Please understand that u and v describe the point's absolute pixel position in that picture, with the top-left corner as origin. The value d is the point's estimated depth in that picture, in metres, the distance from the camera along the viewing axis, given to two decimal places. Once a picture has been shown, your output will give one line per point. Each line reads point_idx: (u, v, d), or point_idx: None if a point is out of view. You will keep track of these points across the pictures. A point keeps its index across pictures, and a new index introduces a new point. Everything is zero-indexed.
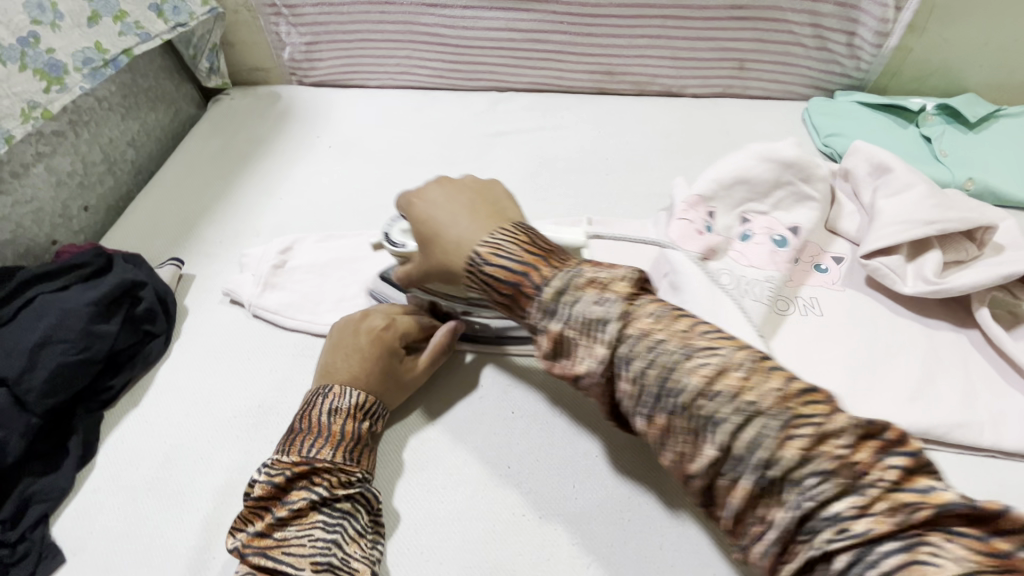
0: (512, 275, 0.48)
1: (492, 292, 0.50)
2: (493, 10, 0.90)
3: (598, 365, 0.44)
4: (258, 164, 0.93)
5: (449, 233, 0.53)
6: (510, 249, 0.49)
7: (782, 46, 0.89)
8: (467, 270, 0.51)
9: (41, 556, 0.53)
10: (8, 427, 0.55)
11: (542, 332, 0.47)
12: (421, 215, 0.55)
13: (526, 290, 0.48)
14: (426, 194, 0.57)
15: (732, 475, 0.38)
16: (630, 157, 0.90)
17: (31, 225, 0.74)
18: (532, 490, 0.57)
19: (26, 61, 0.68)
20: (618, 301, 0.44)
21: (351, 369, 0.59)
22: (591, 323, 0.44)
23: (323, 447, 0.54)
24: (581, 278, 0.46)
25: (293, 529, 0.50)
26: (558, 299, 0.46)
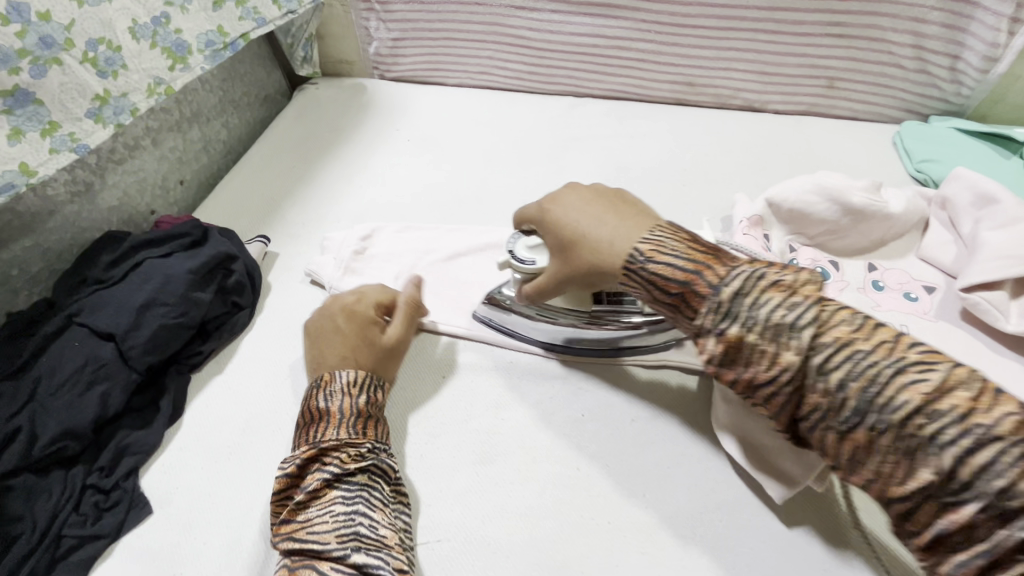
0: (682, 275, 0.46)
1: (656, 294, 0.48)
2: (582, 16, 0.91)
3: (777, 374, 0.41)
4: (342, 152, 0.96)
5: (594, 233, 0.53)
6: (676, 248, 0.48)
7: (878, 66, 0.86)
8: (625, 269, 0.50)
9: (131, 505, 0.56)
10: (111, 380, 0.58)
11: (709, 337, 0.43)
12: (557, 219, 0.57)
13: (699, 290, 0.45)
14: (560, 201, 0.59)
15: (881, 459, 0.37)
16: (709, 168, 0.89)
17: (136, 194, 0.79)
18: (600, 494, 0.57)
19: (156, 40, 0.73)
20: (809, 305, 0.41)
21: (337, 350, 0.61)
22: (777, 326, 0.40)
23: (326, 430, 0.55)
24: (765, 281, 0.43)
25: (315, 508, 0.51)
26: (737, 298, 0.42)
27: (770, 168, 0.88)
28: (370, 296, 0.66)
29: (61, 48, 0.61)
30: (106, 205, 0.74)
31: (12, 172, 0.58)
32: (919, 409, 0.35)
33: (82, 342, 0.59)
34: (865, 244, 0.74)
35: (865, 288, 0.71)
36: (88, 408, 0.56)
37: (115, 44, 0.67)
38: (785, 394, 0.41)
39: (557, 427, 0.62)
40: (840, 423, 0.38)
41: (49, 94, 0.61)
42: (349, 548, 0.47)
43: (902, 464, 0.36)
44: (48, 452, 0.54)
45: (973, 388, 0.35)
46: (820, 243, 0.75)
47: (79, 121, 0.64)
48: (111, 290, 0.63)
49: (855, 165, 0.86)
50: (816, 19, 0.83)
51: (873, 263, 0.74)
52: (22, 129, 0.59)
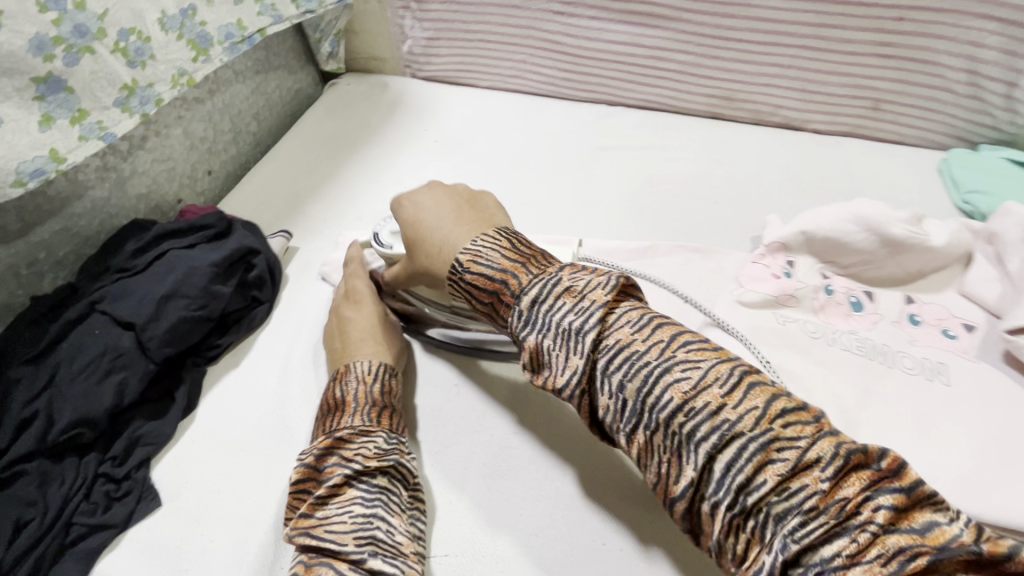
0: (491, 285, 0.50)
1: (474, 301, 0.52)
2: (621, 24, 0.89)
3: (569, 376, 0.44)
4: (368, 150, 0.96)
5: (433, 236, 0.56)
6: (490, 255, 0.51)
7: (928, 90, 0.83)
8: (450, 278, 0.53)
9: (141, 496, 0.56)
10: (128, 369, 0.59)
11: (520, 344, 0.47)
12: (410, 218, 0.59)
13: (504, 299, 0.49)
14: (416, 198, 0.59)
15: (742, 536, 0.36)
16: (742, 186, 0.86)
17: (164, 182, 0.79)
18: (618, 521, 0.53)
19: (183, 31, 0.72)
20: (594, 308, 0.44)
21: (359, 345, 0.62)
22: (571, 334, 0.44)
23: (342, 419, 0.55)
24: (560, 286, 0.46)
25: (334, 506, 0.49)
26: (534, 306, 0.46)
27: (806, 191, 0.84)
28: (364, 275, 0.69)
29: (95, 37, 0.62)
30: (135, 192, 0.75)
31: (43, 158, 0.59)
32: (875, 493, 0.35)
33: (103, 331, 0.59)
34: (901, 274, 0.71)
35: (900, 321, 0.68)
36: (105, 397, 0.56)
37: (145, 34, 0.67)
38: (649, 445, 0.40)
39: (518, 457, 0.59)
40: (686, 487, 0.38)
41: (82, 83, 0.61)
42: (367, 551, 0.46)
43: (757, 545, 0.36)
44: (63, 439, 0.54)
45: (828, 462, 0.34)
46: (853, 273, 0.71)
47: (107, 110, 0.65)
48: (135, 279, 0.63)
49: (896, 192, 0.83)
50: (866, 38, 0.80)
51: (910, 295, 0.70)
52: (54, 115, 0.60)
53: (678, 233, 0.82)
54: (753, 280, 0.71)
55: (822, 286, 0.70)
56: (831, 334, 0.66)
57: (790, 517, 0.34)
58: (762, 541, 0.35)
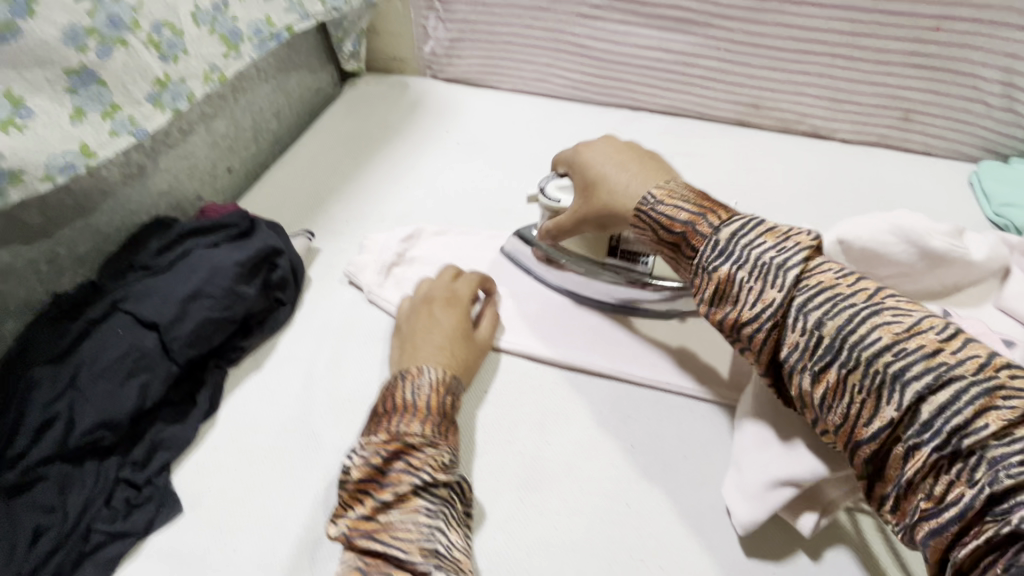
0: (687, 217, 0.52)
1: (661, 234, 0.54)
2: (650, 29, 0.88)
3: (760, 311, 0.45)
4: (390, 151, 0.94)
5: (614, 178, 0.58)
6: (685, 197, 0.53)
7: (960, 101, 0.82)
8: (636, 209, 0.55)
9: (162, 503, 0.54)
10: (151, 370, 0.57)
11: (706, 275, 0.49)
12: (585, 158, 0.62)
13: (700, 230, 0.51)
14: (592, 146, 0.63)
15: (857, 397, 0.40)
16: (770, 194, 0.85)
17: (185, 179, 0.77)
18: (653, 535, 0.53)
19: (214, 26, 0.71)
20: (801, 251, 0.45)
21: (438, 344, 0.60)
22: (771, 265, 0.46)
23: (411, 422, 0.52)
24: (760, 226, 0.49)
25: (397, 513, 0.47)
26: (734, 239, 0.48)
27: (836, 201, 0.83)
28: (450, 277, 0.67)
29: (128, 28, 0.61)
30: (157, 189, 0.73)
31: (73, 153, 0.57)
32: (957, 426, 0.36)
33: (126, 331, 0.57)
34: (937, 288, 0.70)
35: None
36: (128, 399, 0.55)
37: (178, 28, 0.66)
38: (776, 329, 0.45)
39: (559, 464, 0.58)
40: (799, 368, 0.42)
41: (115, 76, 0.60)
42: (432, 564, 0.44)
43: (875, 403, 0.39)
44: (84, 442, 0.53)
45: None
46: (889, 286, 0.70)
47: (139, 105, 0.63)
48: (158, 279, 0.61)
49: (928, 204, 0.82)
50: (901, 47, 0.79)
51: (948, 309, 0.69)
52: (85, 109, 0.58)
53: None
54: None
55: None
56: None
57: (910, 366, 0.38)
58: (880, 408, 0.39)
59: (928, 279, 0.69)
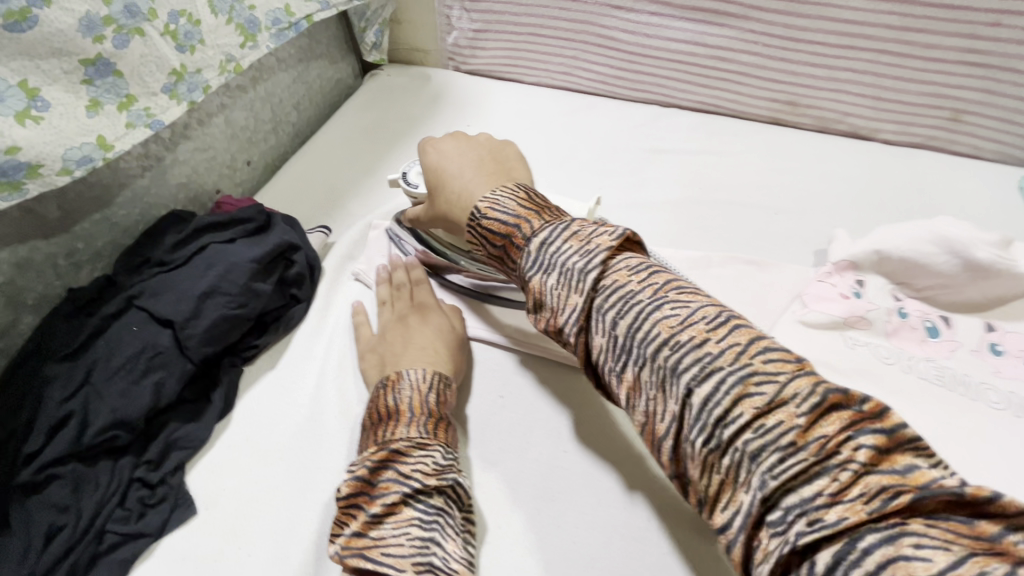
0: (505, 229, 0.52)
1: (489, 247, 0.54)
2: (683, 22, 0.85)
3: (572, 317, 0.45)
4: (410, 145, 0.92)
5: (453, 184, 0.59)
6: (509, 205, 0.53)
7: (1015, 101, 0.77)
8: (468, 224, 0.55)
9: (176, 504, 0.53)
10: (167, 368, 0.56)
11: (528, 286, 0.49)
12: (432, 163, 0.62)
13: (516, 242, 0.51)
14: (439, 146, 0.64)
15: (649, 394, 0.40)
16: (805, 197, 0.81)
17: (203, 172, 0.76)
18: (676, 553, 0.50)
19: (232, 15, 0.69)
20: (598, 251, 0.45)
21: (422, 352, 0.59)
22: (641, 320, 0.41)
23: (396, 429, 0.51)
24: (567, 230, 0.48)
25: (389, 526, 0.46)
26: (543, 248, 0.48)
27: (875, 205, 0.79)
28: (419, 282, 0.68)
29: (145, 18, 0.59)
30: (175, 181, 0.72)
31: (90, 145, 0.56)
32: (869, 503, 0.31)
33: (141, 327, 0.56)
34: (981, 300, 0.65)
35: (981, 351, 0.62)
36: (142, 398, 0.54)
37: (196, 17, 0.65)
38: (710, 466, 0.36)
39: (577, 475, 0.55)
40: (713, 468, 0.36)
41: (131, 66, 0.59)
42: None
43: (732, 485, 0.35)
44: (98, 441, 0.52)
45: None
46: (928, 297, 0.66)
47: (155, 96, 0.62)
48: (174, 275, 0.60)
49: (975, 210, 0.77)
50: (953, 43, 0.74)
51: (992, 322, 0.64)
52: (101, 100, 0.57)
53: (734, 244, 0.77)
54: (821, 299, 0.65)
55: (894, 308, 0.64)
56: (905, 361, 0.61)
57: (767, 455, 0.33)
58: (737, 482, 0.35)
59: (973, 291, 0.65)
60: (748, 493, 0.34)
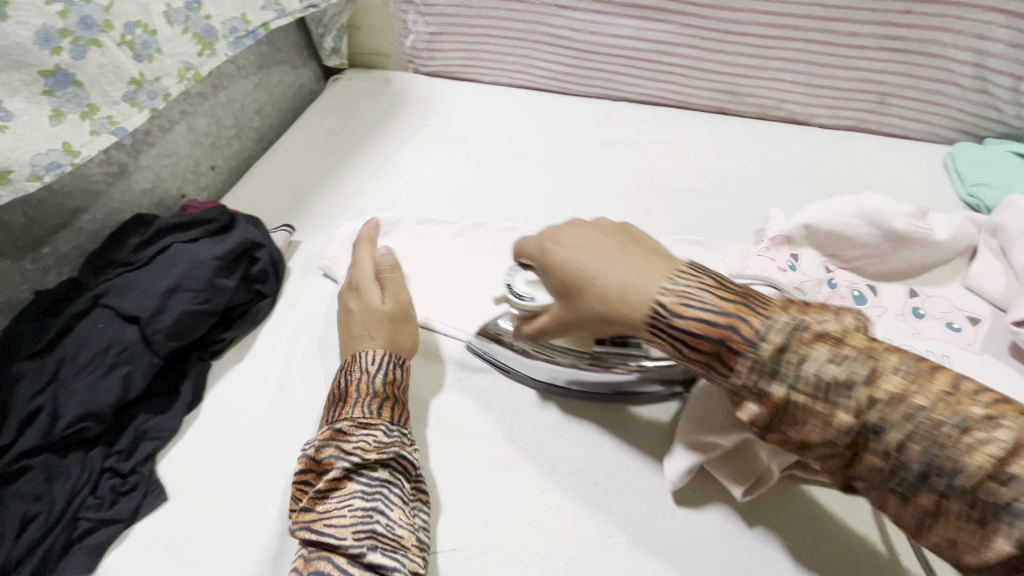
0: (714, 331, 0.43)
1: (686, 351, 0.45)
2: (627, 18, 0.89)
3: (771, 358, 0.41)
4: (372, 145, 0.95)
5: (607, 279, 0.48)
6: (700, 297, 0.45)
7: (934, 84, 0.83)
8: (648, 325, 0.46)
9: (148, 490, 0.56)
10: (133, 363, 0.58)
11: (756, 396, 0.41)
12: (557, 263, 0.51)
13: (736, 347, 0.42)
14: (562, 237, 0.53)
15: (811, 421, 0.39)
16: (747, 180, 0.86)
17: (167, 178, 0.79)
18: (620, 511, 0.56)
19: (187, 25, 0.72)
20: (860, 358, 0.39)
21: (370, 330, 0.60)
22: (832, 385, 0.39)
23: (344, 407, 0.54)
24: (808, 331, 0.41)
25: (334, 500, 0.50)
26: (780, 356, 0.40)
27: (813, 185, 0.84)
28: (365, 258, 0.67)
29: (100, 29, 0.62)
30: (139, 188, 0.75)
31: (56, 151, 0.58)
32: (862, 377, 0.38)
33: (107, 325, 0.59)
34: (903, 268, 0.71)
35: (904, 315, 0.67)
36: (110, 392, 0.56)
37: (150, 27, 0.67)
38: (788, 404, 0.40)
39: (530, 446, 0.61)
40: (845, 441, 0.39)
41: (90, 77, 0.61)
42: (365, 546, 0.46)
43: (838, 408, 0.39)
44: (69, 433, 0.54)
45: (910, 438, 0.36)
46: (856, 268, 0.71)
47: (116, 104, 0.65)
48: (138, 274, 0.62)
49: (903, 187, 0.83)
50: (873, 31, 0.80)
51: (914, 288, 0.70)
52: (63, 110, 0.60)
53: (681, 227, 0.81)
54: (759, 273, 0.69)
55: (825, 279, 0.69)
56: None
57: (853, 377, 0.38)
58: (836, 403, 0.39)
59: (897, 261, 0.70)
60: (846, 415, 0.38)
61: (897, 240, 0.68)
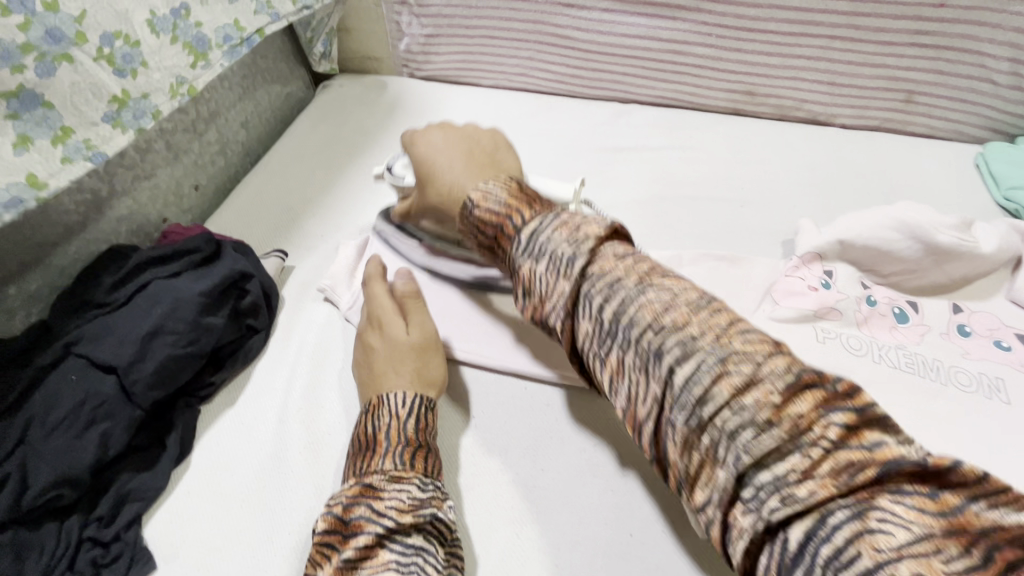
0: (497, 218, 0.48)
1: (481, 236, 0.50)
2: (636, 16, 0.83)
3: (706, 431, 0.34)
4: (367, 157, 0.89)
5: (443, 177, 0.55)
6: (499, 194, 0.49)
7: (965, 81, 0.78)
8: (461, 216, 0.52)
9: (133, 561, 0.50)
10: (113, 419, 0.52)
11: (517, 273, 0.46)
12: (417, 157, 0.58)
13: (507, 232, 0.47)
14: (426, 137, 0.58)
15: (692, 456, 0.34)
16: (770, 187, 0.81)
17: (146, 201, 0.72)
18: (660, 568, 0.49)
19: (176, 33, 0.66)
20: (701, 332, 0.35)
21: (386, 370, 0.56)
22: (633, 337, 0.37)
23: (374, 460, 0.49)
24: (562, 219, 0.45)
25: (364, 573, 0.43)
26: (582, 293, 0.41)
27: (839, 191, 0.79)
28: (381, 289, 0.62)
29: (72, 43, 0.55)
30: (115, 215, 0.68)
31: (18, 185, 0.51)
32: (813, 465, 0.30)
33: (81, 376, 0.53)
34: (944, 282, 0.66)
35: (949, 333, 0.63)
36: (87, 452, 0.50)
37: (133, 38, 0.61)
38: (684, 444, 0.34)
39: (555, 493, 0.54)
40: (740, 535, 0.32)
41: (62, 97, 0.55)
42: None
43: (709, 464, 0.33)
44: (41, 502, 0.48)
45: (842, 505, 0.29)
46: (893, 283, 0.66)
47: (95, 126, 0.58)
48: (116, 315, 0.56)
49: (934, 191, 0.78)
50: (901, 25, 0.75)
51: (958, 303, 0.65)
52: (30, 136, 0.53)
53: (703, 240, 0.76)
54: (790, 294, 0.64)
55: (863, 297, 0.64)
56: (877, 350, 0.61)
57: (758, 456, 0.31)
58: (715, 459, 0.33)
59: (941, 274, 0.65)
60: (723, 470, 0.33)
61: (940, 253, 0.63)
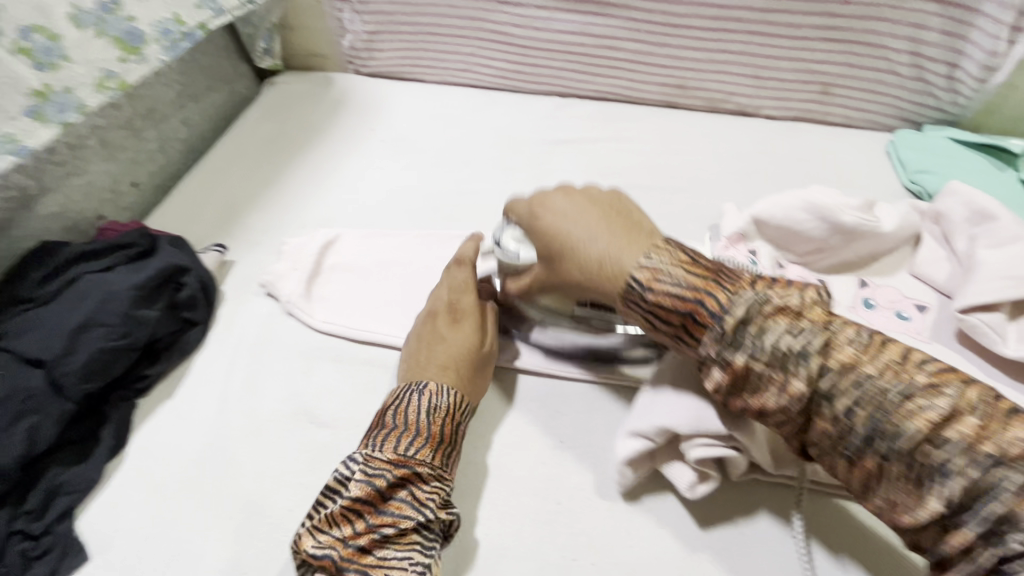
0: (683, 304, 0.44)
1: (657, 322, 0.47)
2: (571, 13, 0.86)
3: (760, 362, 0.42)
4: (312, 152, 0.90)
5: (587, 250, 0.50)
6: (673, 273, 0.46)
7: (874, 73, 0.83)
8: (625, 299, 0.48)
9: (65, 551, 0.51)
10: (41, 412, 0.53)
11: (719, 365, 0.43)
12: (546, 229, 0.53)
13: (702, 319, 0.44)
14: (548, 203, 0.54)
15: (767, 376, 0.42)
16: (699, 175, 0.85)
17: (80, 199, 0.72)
18: (585, 532, 0.54)
19: (103, 28, 0.65)
20: (816, 330, 0.41)
21: (440, 363, 0.56)
22: (791, 355, 0.41)
23: (422, 448, 0.50)
24: (768, 305, 0.43)
25: (394, 549, 0.46)
26: (742, 327, 0.42)
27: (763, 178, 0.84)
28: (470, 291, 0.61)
29: None
30: (46, 213, 0.68)
31: None
32: (823, 350, 0.41)
33: (9, 371, 0.53)
34: (855, 259, 0.71)
35: (855, 307, 0.68)
36: (13, 446, 0.50)
37: (52, 33, 0.61)
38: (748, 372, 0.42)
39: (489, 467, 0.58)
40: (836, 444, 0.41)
41: None
42: None
43: (785, 377, 0.41)
44: None
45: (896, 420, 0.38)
46: (806, 262, 0.71)
47: (15, 120, 0.59)
48: (45, 310, 0.57)
49: (848, 177, 0.83)
50: (812, 21, 0.80)
51: (864, 279, 0.70)
52: None
53: None
54: None
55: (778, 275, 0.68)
56: None
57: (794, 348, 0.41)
58: (788, 376, 0.41)
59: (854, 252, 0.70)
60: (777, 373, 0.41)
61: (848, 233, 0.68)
